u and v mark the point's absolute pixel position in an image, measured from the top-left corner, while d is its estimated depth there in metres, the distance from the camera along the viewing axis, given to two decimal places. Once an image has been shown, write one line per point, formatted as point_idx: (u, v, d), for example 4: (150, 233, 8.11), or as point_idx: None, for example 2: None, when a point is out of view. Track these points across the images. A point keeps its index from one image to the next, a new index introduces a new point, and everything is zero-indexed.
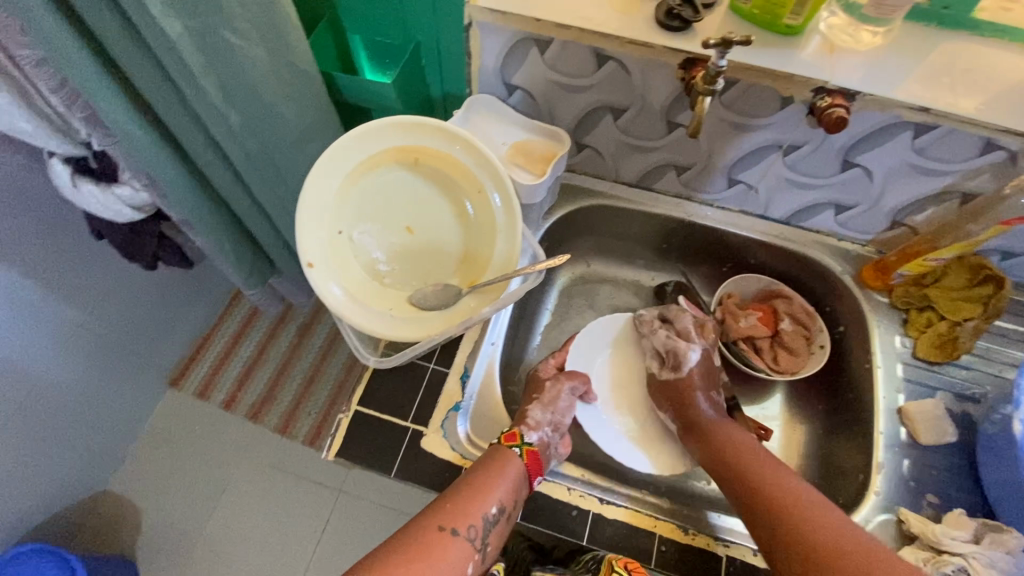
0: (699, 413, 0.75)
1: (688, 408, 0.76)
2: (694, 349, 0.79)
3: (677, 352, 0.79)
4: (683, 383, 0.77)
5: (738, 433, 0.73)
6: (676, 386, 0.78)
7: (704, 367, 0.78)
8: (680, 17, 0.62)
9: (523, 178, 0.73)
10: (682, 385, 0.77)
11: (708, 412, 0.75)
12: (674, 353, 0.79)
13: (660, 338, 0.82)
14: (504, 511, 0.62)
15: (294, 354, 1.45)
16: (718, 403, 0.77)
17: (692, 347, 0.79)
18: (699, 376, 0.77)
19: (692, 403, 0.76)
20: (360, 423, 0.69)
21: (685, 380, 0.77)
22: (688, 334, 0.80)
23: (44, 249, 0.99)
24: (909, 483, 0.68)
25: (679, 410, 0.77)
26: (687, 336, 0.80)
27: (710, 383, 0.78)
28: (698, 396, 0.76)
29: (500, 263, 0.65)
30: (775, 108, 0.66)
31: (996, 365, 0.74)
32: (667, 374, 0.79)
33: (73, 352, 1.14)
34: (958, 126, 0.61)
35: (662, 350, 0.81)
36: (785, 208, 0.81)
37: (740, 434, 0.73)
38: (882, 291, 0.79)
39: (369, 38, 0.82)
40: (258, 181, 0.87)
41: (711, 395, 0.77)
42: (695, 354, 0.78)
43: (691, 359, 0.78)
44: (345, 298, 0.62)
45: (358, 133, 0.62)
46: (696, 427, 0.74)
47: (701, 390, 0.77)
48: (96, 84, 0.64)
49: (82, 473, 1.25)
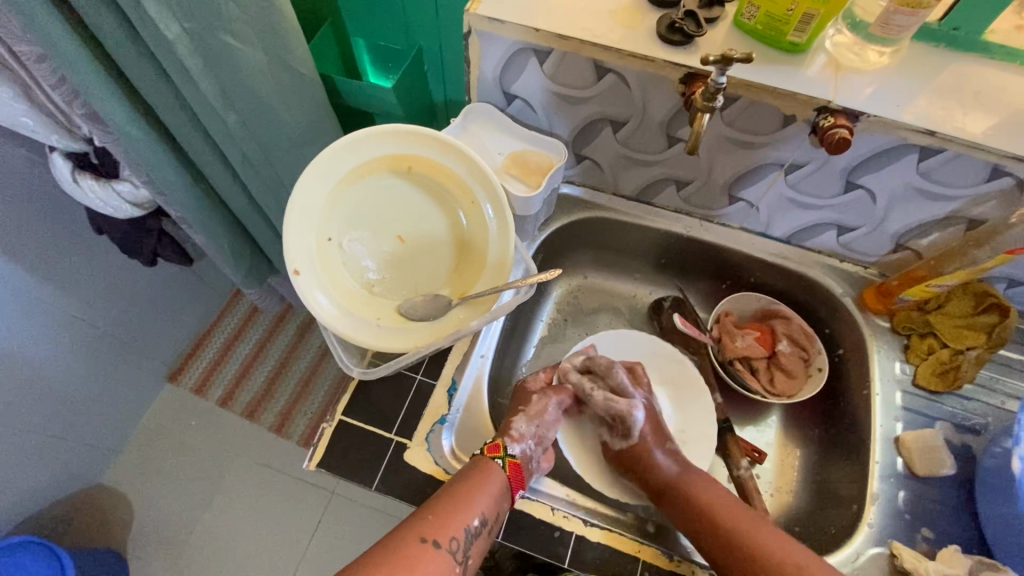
0: (660, 474, 0.69)
1: (649, 476, 0.69)
2: (637, 395, 0.73)
3: (620, 415, 0.71)
4: (637, 449, 0.71)
5: (705, 488, 0.67)
6: (631, 455, 0.71)
7: (650, 419, 0.73)
8: (683, 31, 0.61)
9: (518, 189, 0.72)
10: (637, 450, 0.71)
11: (669, 469, 0.69)
12: (621, 418, 0.72)
13: (598, 399, 0.72)
14: (486, 524, 0.61)
15: (292, 353, 1.45)
16: (676, 453, 0.71)
17: (635, 406, 0.71)
18: (648, 436, 0.71)
19: (653, 468, 0.69)
20: (344, 432, 0.68)
21: (639, 445, 0.71)
22: (624, 391, 0.73)
23: (43, 243, 0.99)
24: (903, 517, 0.66)
25: (645, 478, 0.69)
26: (623, 393, 0.73)
27: (661, 436, 0.73)
28: (655, 455, 0.70)
29: (492, 273, 0.64)
30: (777, 126, 0.65)
31: (998, 396, 0.72)
32: (619, 444, 0.72)
33: (72, 345, 1.14)
34: (964, 151, 0.59)
35: (608, 416, 0.73)
36: (786, 226, 0.79)
37: (712, 486, 0.68)
38: (883, 315, 0.77)
39: (372, 43, 0.88)
40: (256, 182, 0.87)
41: (666, 448, 0.71)
42: (637, 399, 0.72)
43: (637, 420, 0.71)
44: (332, 306, 0.61)
45: (351, 140, 0.62)
46: (665, 490, 0.68)
47: (657, 447, 0.71)
48: (94, 82, 0.63)
49: (75, 466, 1.25)
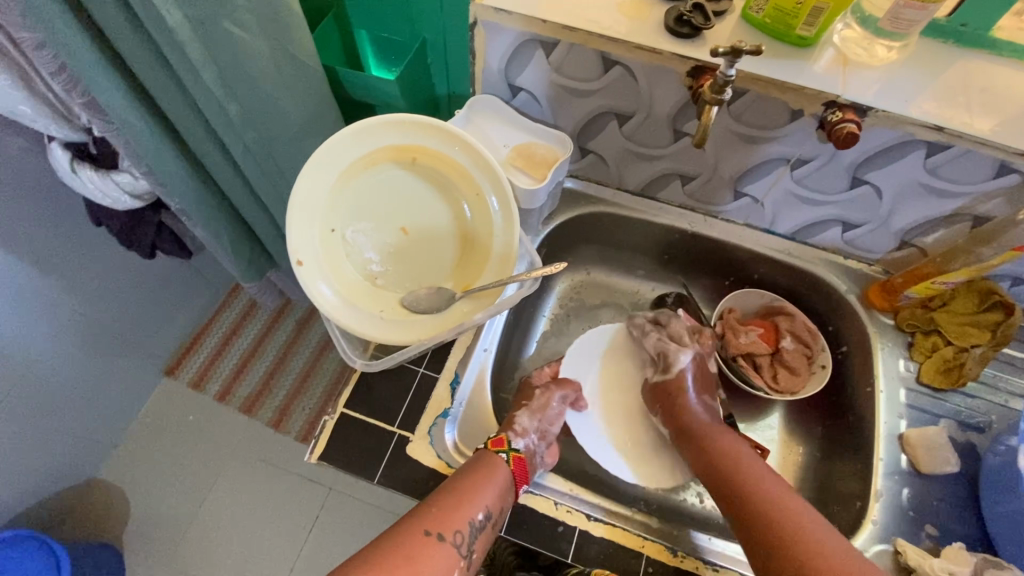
0: (693, 419, 0.72)
1: (681, 414, 0.73)
2: (686, 352, 0.76)
3: (666, 353, 0.77)
4: (676, 385, 0.75)
5: (737, 443, 0.70)
6: (669, 388, 0.75)
7: (696, 367, 0.76)
8: (691, 23, 0.61)
9: (522, 182, 0.72)
10: (676, 385, 0.74)
11: (700, 414, 0.72)
12: (665, 355, 0.77)
13: (649, 341, 0.79)
14: (491, 518, 0.60)
15: (290, 348, 1.44)
16: (711, 406, 0.74)
17: (686, 350, 0.76)
18: (691, 378, 0.75)
19: (686, 411, 0.73)
20: (346, 425, 0.67)
21: (676, 381, 0.75)
22: (681, 339, 0.78)
23: (41, 235, 0.98)
24: (907, 514, 0.65)
25: (675, 417, 0.73)
26: (678, 340, 0.78)
27: (705, 386, 0.76)
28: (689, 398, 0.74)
29: (496, 264, 0.64)
30: (784, 120, 0.64)
31: (1001, 394, 0.72)
32: (657, 377, 0.77)
33: (68, 338, 1.13)
34: (972, 147, 0.59)
35: (653, 352, 0.78)
36: (791, 223, 0.79)
37: (731, 439, 0.70)
38: (888, 313, 0.76)
39: (373, 34, 0.88)
40: (256, 173, 0.86)
41: (704, 398, 0.75)
42: (687, 355, 0.76)
43: (684, 363, 0.76)
44: (335, 297, 0.61)
45: (355, 131, 0.61)
46: (693, 436, 0.71)
47: (695, 393, 0.74)
48: (94, 70, 0.63)
49: (71, 460, 1.24)
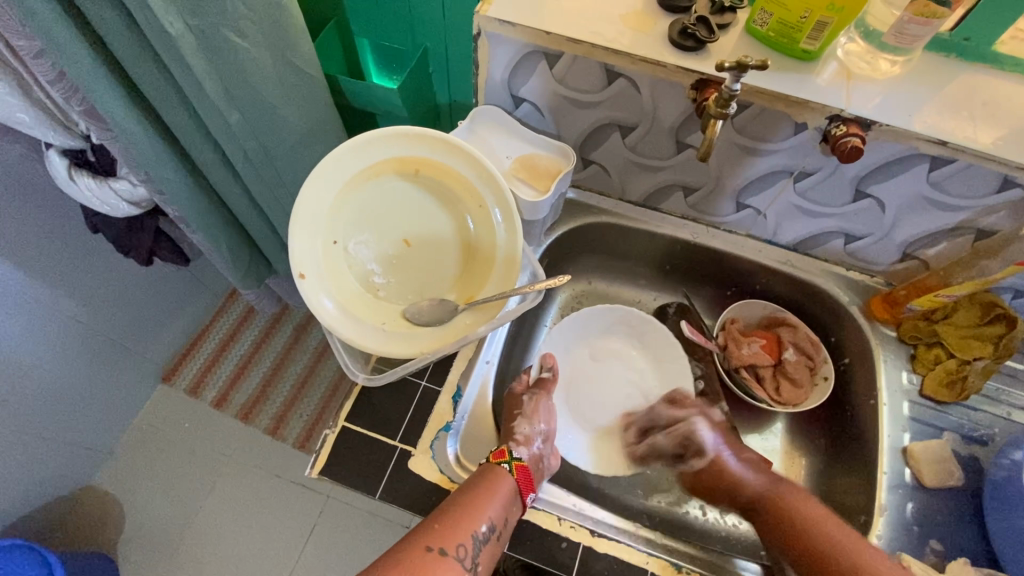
0: (747, 489, 0.71)
1: (737, 490, 0.72)
2: (701, 424, 0.77)
3: (687, 436, 0.77)
4: (715, 466, 0.74)
5: (802, 497, 0.68)
6: (710, 474, 0.74)
7: (722, 438, 0.76)
8: (695, 36, 0.61)
9: (525, 194, 0.71)
10: (713, 469, 0.74)
11: (756, 480, 0.71)
12: (686, 441, 0.77)
13: (664, 442, 0.79)
14: (494, 529, 0.60)
15: (288, 355, 1.43)
16: (757, 464, 0.73)
17: (696, 425, 0.77)
18: (723, 449, 0.75)
19: (737, 483, 0.72)
20: (347, 439, 0.66)
21: (714, 463, 0.74)
22: (686, 403, 0.80)
23: (37, 242, 0.97)
24: (912, 528, 0.65)
25: (733, 494, 0.72)
26: (678, 420, 0.79)
27: (735, 444, 0.76)
28: (732, 465, 0.73)
29: (500, 276, 0.63)
30: (788, 133, 0.64)
31: (1003, 407, 0.72)
32: (698, 464, 0.76)
33: (64, 345, 1.12)
34: (975, 162, 0.59)
35: (676, 446, 0.78)
36: (794, 234, 0.79)
37: (800, 495, 0.68)
38: (890, 324, 0.76)
39: (376, 42, 0.90)
40: (256, 181, 0.86)
41: (744, 457, 0.74)
42: (706, 430, 0.76)
43: (704, 436, 0.76)
44: (336, 310, 0.60)
45: (358, 143, 0.61)
46: (757, 505, 0.70)
47: (730, 455, 0.74)
48: (94, 78, 0.62)
49: (66, 468, 1.22)
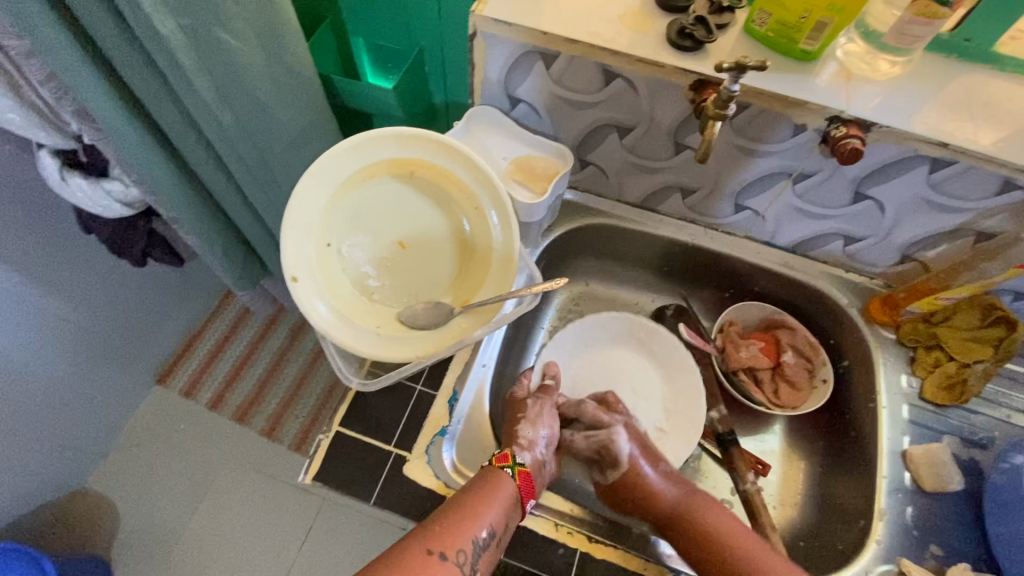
0: (661, 501, 0.68)
1: (647, 503, 0.69)
2: (619, 432, 0.73)
3: (606, 447, 0.73)
4: (630, 478, 0.71)
5: (718, 512, 0.67)
6: (627, 486, 0.71)
7: (638, 446, 0.73)
8: (693, 36, 0.60)
9: (522, 196, 0.70)
10: (626, 479, 0.71)
11: (670, 493, 0.69)
12: (605, 449, 0.73)
13: (581, 446, 0.75)
14: (495, 535, 0.59)
15: (283, 356, 1.42)
16: (671, 474, 0.71)
17: (615, 431, 0.73)
18: (640, 457, 0.72)
19: (652, 496, 0.69)
20: (341, 444, 0.66)
21: (627, 475, 0.71)
22: (604, 415, 0.76)
23: (29, 243, 0.96)
24: (912, 533, 0.65)
25: (645, 508, 0.69)
26: (600, 424, 0.75)
27: (652, 455, 0.73)
28: (649, 476, 0.70)
29: (496, 279, 0.63)
30: (787, 134, 0.64)
31: (1003, 410, 0.71)
32: (610, 476, 0.73)
33: (57, 346, 1.11)
34: (976, 163, 0.59)
35: (593, 453, 0.75)
36: (792, 235, 0.78)
37: (722, 513, 0.66)
38: (889, 326, 0.76)
39: (371, 41, 0.89)
40: (250, 183, 0.85)
41: (660, 467, 0.72)
42: (623, 439, 0.72)
43: (622, 447, 0.72)
44: (330, 314, 0.59)
45: (352, 144, 0.60)
46: (670, 521, 0.67)
47: (647, 465, 0.71)
48: (84, 79, 0.61)
49: (59, 471, 1.21)
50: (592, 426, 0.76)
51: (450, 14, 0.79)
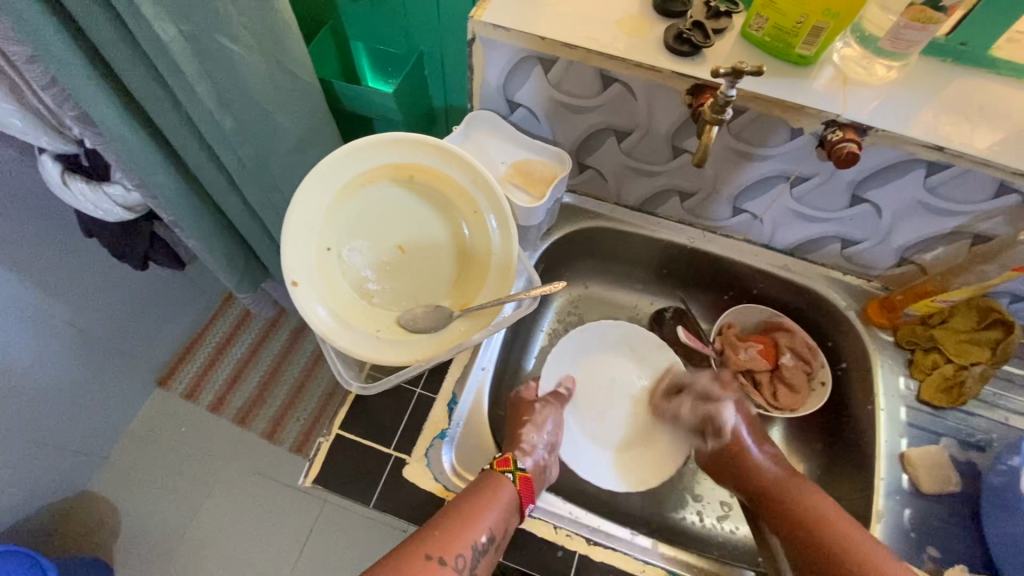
0: (760, 476, 0.73)
1: (752, 476, 0.73)
2: (728, 407, 0.78)
3: (711, 416, 0.78)
4: (736, 449, 0.75)
5: (817, 495, 0.68)
6: (726, 455, 0.75)
7: (744, 422, 0.77)
8: (690, 41, 0.60)
9: (520, 200, 0.71)
10: (732, 449, 0.75)
11: (773, 470, 0.73)
12: (709, 418, 0.78)
13: (686, 416, 0.80)
14: (494, 540, 0.59)
15: (284, 359, 1.42)
16: (776, 456, 0.75)
17: (725, 406, 0.78)
18: (745, 433, 0.76)
19: (755, 470, 0.73)
20: (341, 447, 0.66)
21: (733, 445, 0.75)
22: (713, 396, 0.80)
23: (31, 247, 0.97)
24: (909, 535, 0.65)
25: (743, 480, 0.74)
26: (711, 398, 0.80)
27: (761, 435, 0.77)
28: (752, 452, 0.74)
29: (495, 283, 0.63)
30: (784, 138, 0.64)
31: (1001, 412, 0.71)
32: (713, 445, 0.77)
33: (60, 349, 1.12)
34: (972, 167, 0.59)
35: (698, 421, 0.79)
36: (790, 238, 0.78)
37: (812, 489, 0.69)
38: (887, 329, 0.76)
39: (370, 46, 0.90)
40: (251, 187, 0.85)
41: (764, 447, 0.75)
42: (730, 413, 0.77)
43: (728, 421, 0.77)
44: (329, 317, 0.59)
45: (352, 149, 0.61)
46: (767, 492, 0.71)
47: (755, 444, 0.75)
48: (86, 84, 0.62)
49: (62, 473, 1.22)
50: (704, 397, 0.80)
51: (450, 18, 0.80)
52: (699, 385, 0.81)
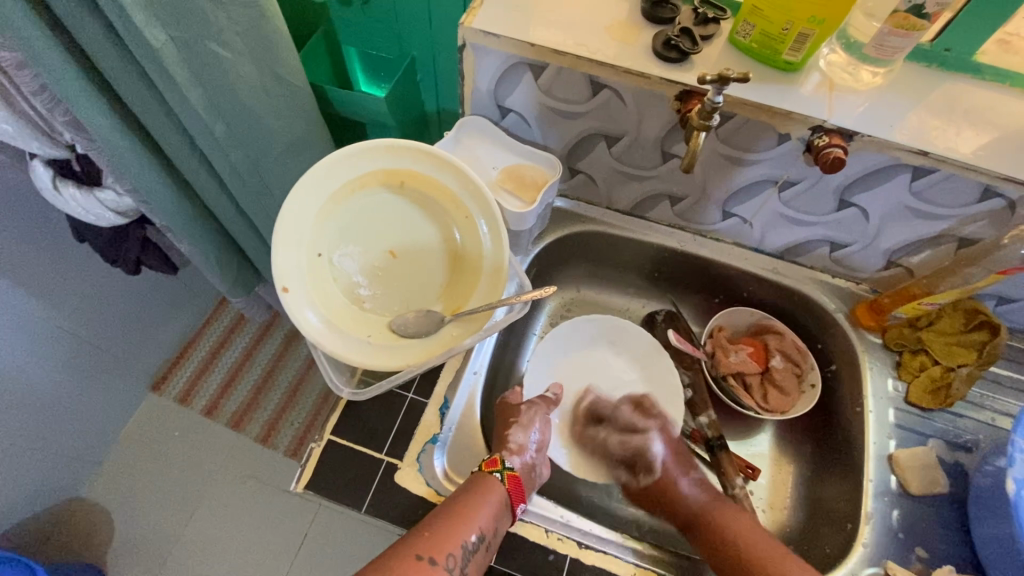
0: (686, 504, 0.72)
1: (676, 506, 0.73)
2: (654, 440, 0.77)
3: (640, 451, 0.77)
4: (663, 482, 0.74)
5: (732, 513, 0.70)
6: (656, 489, 0.75)
7: (671, 452, 0.77)
8: (678, 48, 0.61)
9: (511, 205, 0.71)
10: (661, 484, 0.74)
11: (692, 497, 0.73)
12: (639, 455, 0.77)
13: (614, 445, 0.79)
14: (484, 540, 0.59)
15: (278, 362, 1.42)
16: (703, 483, 0.74)
17: (651, 439, 0.77)
18: (672, 467, 0.75)
19: (677, 500, 0.73)
20: (333, 452, 0.66)
21: (662, 479, 0.75)
22: (638, 425, 0.79)
23: (23, 252, 0.96)
24: (898, 536, 0.66)
25: (671, 510, 0.73)
26: (636, 429, 0.79)
27: (685, 464, 0.76)
28: (679, 484, 0.74)
29: (486, 288, 0.63)
30: (772, 143, 0.65)
31: (988, 413, 0.72)
32: (642, 480, 0.76)
33: (52, 354, 1.11)
34: (956, 172, 0.60)
35: (625, 455, 0.78)
36: (779, 242, 0.79)
37: (736, 518, 0.69)
38: (875, 331, 0.77)
39: (363, 51, 0.91)
40: (243, 192, 0.85)
41: (693, 476, 0.75)
42: (657, 445, 0.77)
43: (656, 452, 0.76)
44: (320, 323, 0.59)
45: (343, 156, 0.61)
46: (693, 523, 0.71)
47: (680, 476, 0.75)
48: (76, 91, 0.61)
49: (54, 480, 1.21)
50: (627, 428, 0.80)
51: (440, 22, 0.80)
52: (620, 417, 0.81)
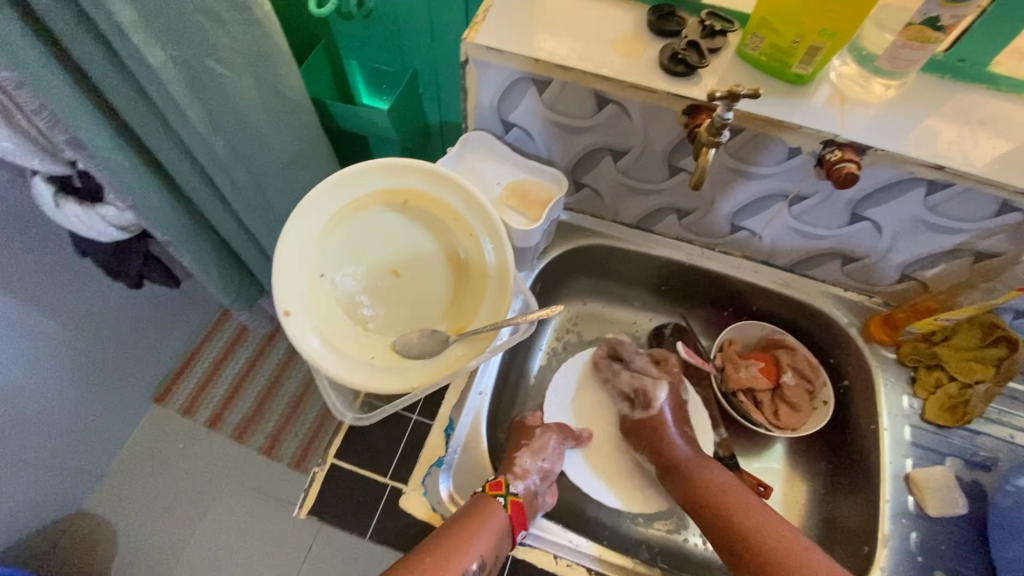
0: (673, 450, 0.75)
1: (664, 450, 0.75)
2: (662, 389, 0.79)
3: (644, 390, 0.79)
4: (657, 422, 0.77)
5: (714, 466, 0.74)
6: (648, 427, 0.77)
7: (672, 404, 0.79)
8: (685, 62, 0.60)
9: (516, 222, 0.70)
10: (655, 423, 0.77)
11: (682, 448, 0.75)
12: (643, 392, 0.79)
13: (624, 379, 0.82)
14: (485, 567, 0.59)
15: (281, 373, 1.41)
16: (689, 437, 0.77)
17: (660, 385, 0.79)
18: (669, 417, 0.78)
19: (668, 446, 0.75)
20: (337, 476, 0.65)
21: (656, 420, 0.77)
22: (651, 373, 0.81)
23: (25, 268, 0.95)
24: (917, 559, 0.64)
25: (659, 451, 0.76)
26: (648, 374, 0.81)
27: (681, 419, 0.79)
28: (671, 433, 0.76)
29: (490, 308, 0.62)
30: (783, 158, 0.63)
31: (1007, 430, 0.70)
32: (640, 414, 0.79)
33: (55, 371, 1.10)
34: (973, 186, 0.58)
35: (630, 391, 0.81)
36: (789, 255, 0.78)
37: (719, 473, 0.73)
38: (889, 345, 0.75)
39: (364, 64, 0.90)
40: (245, 209, 0.84)
41: (682, 430, 0.78)
42: (663, 393, 0.79)
43: (659, 396, 0.78)
44: (322, 345, 0.58)
45: (346, 175, 0.61)
46: (675, 468, 0.74)
47: (674, 426, 0.77)
48: (76, 111, 0.61)
49: (57, 495, 1.20)
50: (641, 370, 0.82)
51: (442, 34, 0.79)
52: (637, 360, 0.83)
